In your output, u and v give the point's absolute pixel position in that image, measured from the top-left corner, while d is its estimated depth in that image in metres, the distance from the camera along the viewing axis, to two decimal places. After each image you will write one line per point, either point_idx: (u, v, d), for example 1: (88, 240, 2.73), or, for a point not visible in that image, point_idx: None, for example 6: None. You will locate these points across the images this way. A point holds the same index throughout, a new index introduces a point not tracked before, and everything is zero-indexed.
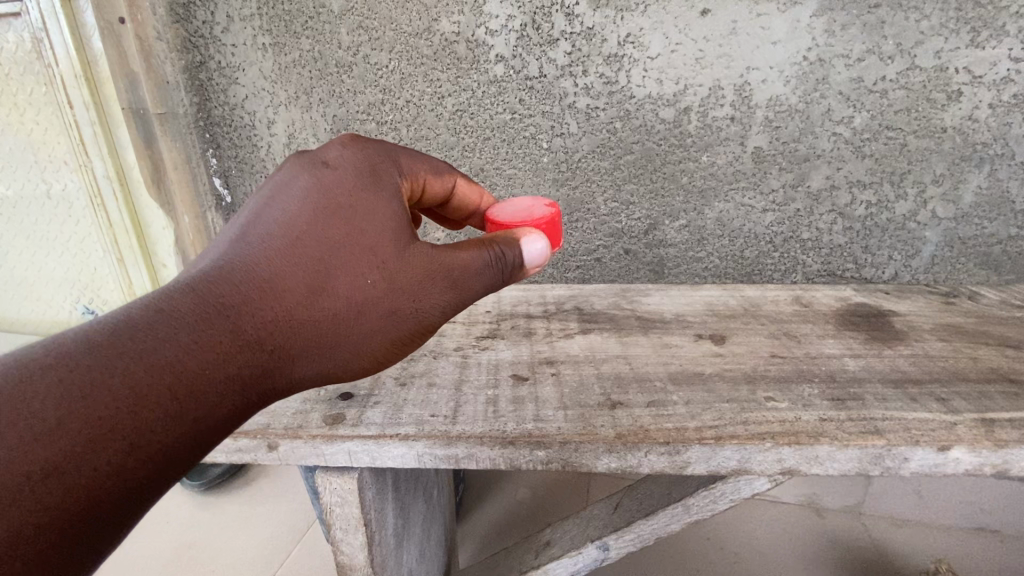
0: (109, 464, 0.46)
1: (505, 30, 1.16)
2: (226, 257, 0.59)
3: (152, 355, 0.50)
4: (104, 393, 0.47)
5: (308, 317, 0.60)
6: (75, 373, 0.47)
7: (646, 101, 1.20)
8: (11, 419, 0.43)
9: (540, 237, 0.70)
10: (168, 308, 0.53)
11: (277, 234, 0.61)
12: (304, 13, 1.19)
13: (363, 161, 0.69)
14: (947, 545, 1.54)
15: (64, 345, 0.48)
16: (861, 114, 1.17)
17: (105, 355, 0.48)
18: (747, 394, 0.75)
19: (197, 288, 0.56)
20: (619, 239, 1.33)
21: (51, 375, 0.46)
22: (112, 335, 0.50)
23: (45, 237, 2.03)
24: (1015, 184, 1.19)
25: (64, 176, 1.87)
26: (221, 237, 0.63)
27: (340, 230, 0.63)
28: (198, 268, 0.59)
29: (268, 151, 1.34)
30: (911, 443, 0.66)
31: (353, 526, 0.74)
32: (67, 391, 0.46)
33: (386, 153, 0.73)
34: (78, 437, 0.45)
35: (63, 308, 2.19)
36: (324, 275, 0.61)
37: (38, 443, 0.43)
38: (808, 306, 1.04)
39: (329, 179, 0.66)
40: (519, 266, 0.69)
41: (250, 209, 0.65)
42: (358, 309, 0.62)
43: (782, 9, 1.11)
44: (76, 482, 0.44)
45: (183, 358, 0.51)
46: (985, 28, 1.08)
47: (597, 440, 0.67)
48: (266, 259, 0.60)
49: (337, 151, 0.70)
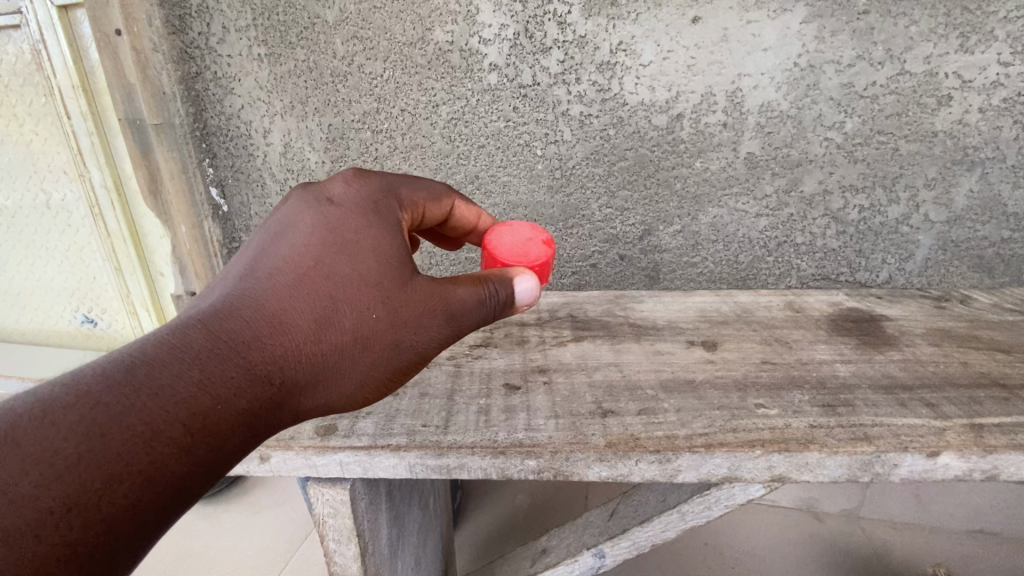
0: (126, 500, 0.46)
1: (499, 39, 1.17)
2: (236, 292, 0.60)
3: (167, 391, 0.50)
4: (122, 431, 0.47)
5: (316, 351, 0.61)
6: (93, 411, 0.47)
7: (640, 108, 1.21)
8: (34, 457, 0.44)
9: (531, 275, 0.72)
10: (180, 343, 0.54)
11: (286, 269, 0.63)
12: (298, 23, 1.20)
13: (367, 197, 0.71)
14: (947, 549, 1.54)
15: (82, 380, 0.48)
16: (852, 119, 1.18)
17: (121, 392, 0.48)
18: (738, 401, 0.76)
19: (208, 322, 0.57)
20: (614, 245, 1.34)
21: (71, 412, 0.46)
22: (127, 372, 0.50)
23: (44, 247, 2.04)
24: (1007, 187, 1.20)
25: (64, 186, 1.88)
26: (230, 272, 0.64)
27: (345, 263, 0.64)
28: (207, 301, 0.60)
29: (264, 160, 1.35)
30: (900, 449, 0.66)
31: (346, 536, 0.74)
32: (86, 428, 0.46)
33: (389, 185, 0.74)
34: (96, 474, 0.45)
35: (63, 317, 2.21)
36: (330, 309, 0.61)
37: (59, 481, 0.44)
38: (801, 311, 1.05)
39: (334, 214, 0.67)
40: (511, 303, 0.71)
41: (258, 244, 0.66)
42: (362, 340, 0.63)
43: (773, 16, 1.11)
44: (93, 517, 0.44)
45: (196, 392, 0.52)
46: (974, 34, 1.09)
47: (588, 449, 0.68)
48: (276, 292, 0.61)
49: (341, 187, 0.71)
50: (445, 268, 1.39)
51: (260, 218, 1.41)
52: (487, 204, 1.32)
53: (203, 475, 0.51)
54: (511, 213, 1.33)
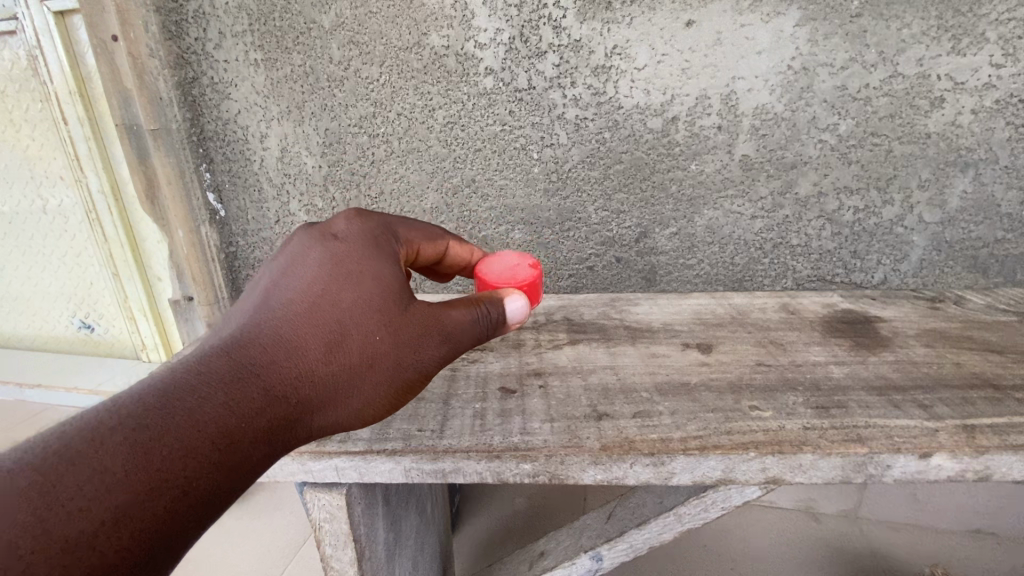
0: (160, 513, 0.48)
1: (495, 43, 1.18)
2: (250, 322, 0.62)
3: (195, 414, 0.52)
4: (159, 450, 0.49)
5: (326, 373, 0.61)
6: (135, 432, 0.49)
7: (635, 112, 1.21)
8: (86, 474, 0.46)
9: (520, 296, 0.72)
10: (205, 370, 0.56)
11: (296, 299, 0.64)
12: (294, 28, 1.20)
13: (368, 231, 0.73)
14: (945, 548, 1.54)
15: (120, 404, 0.51)
16: (846, 122, 1.18)
17: (158, 416, 0.51)
18: (732, 403, 0.76)
19: (228, 351, 0.59)
20: (610, 248, 1.34)
21: (112, 434, 0.48)
22: (162, 397, 0.52)
23: (40, 253, 2.21)
24: (1000, 189, 1.21)
25: (60, 191, 2.04)
26: (244, 305, 0.66)
27: (350, 290, 0.65)
28: (225, 333, 0.62)
29: (261, 165, 1.35)
30: (893, 450, 0.67)
31: (342, 542, 0.74)
32: (130, 447, 0.48)
33: (387, 223, 0.77)
34: (138, 489, 0.47)
35: (63, 322, 2.39)
36: (338, 332, 0.62)
37: (107, 495, 0.46)
38: (796, 313, 1.05)
39: (339, 246, 0.69)
40: (503, 322, 0.70)
41: (269, 278, 0.68)
42: (369, 362, 0.63)
43: (767, 19, 1.12)
44: (135, 528, 0.46)
45: (223, 413, 0.54)
46: (965, 36, 1.10)
47: (583, 452, 0.68)
48: (290, 320, 0.62)
49: (343, 224, 0.73)
50: None
51: (258, 222, 1.41)
52: (483, 207, 1.33)
53: (228, 491, 0.53)
54: (507, 217, 1.33)
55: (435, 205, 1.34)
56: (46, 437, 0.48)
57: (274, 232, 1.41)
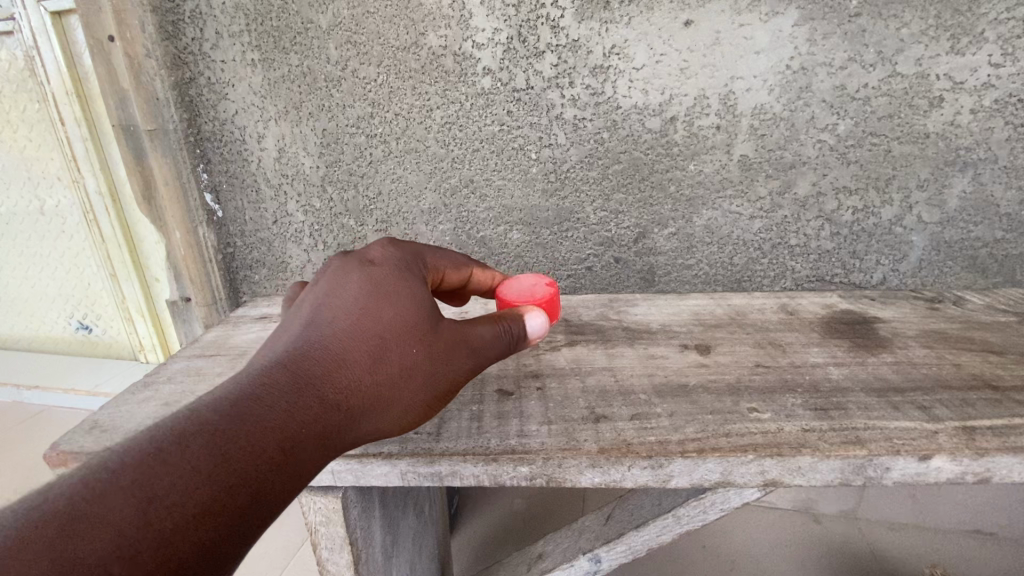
0: (236, 517, 0.48)
1: (492, 43, 1.18)
2: (300, 338, 0.63)
3: (262, 423, 0.52)
4: (235, 455, 0.49)
5: (374, 384, 0.61)
6: (214, 435, 0.49)
7: (633, 112, 1.21)
8: (176, 471, 0.46)
9: (540, 312, 0.73)
10: (265, 381, 0.56)
11: (341, 316, 0.65)
12: (291, 28, 1.20)
13: (402, 256, 0.75)
14: (943, 547, 1.54)
15: (190, 415, 0.51)
16: (844, 121, 1.18)
17: (231, 420, 0.51)
18: (731, 405, 0.76)
19: (284, 363, 0.59)
20: (608, 248, 1.34)
21: (191, 440, 0.48)
22: (231, 405, 0.52)
23: (39, 253, 2.27)
24: (1000, 188, 1.21)
25: (58, 191, 2.11)
26: (290, 324, 0.66)
27: (391, 306, 0.66)
28: (276, 349, 0.62)
29: (258, 165, 1.34)
30: (892, 453, 0.66)
31: (339, 545, 0.74)
32: (210, 448, 0.48)
33: (417, 250, 0.79)
34: (220, 490, 0.47)
35: (64, 323, 2.45)
36: (383, 346, 0.63)
37: (195, 493, 0.45)
38: (795, 314, 1.05)
39: (379, 268, 0.70)
40: (523, 338, 0.71)
41: (312, 299, 0.68)
42: (411, 374, 0.63)
43: (765, 19, 1.12)
44: (216, 531, 0.46)
45: (286, 420, 0.54)
46: (965, 35, 1.09)
47: (580, 454, 0.68)
48: (337, 335, 0.63)
49: (378, 249, 0.75)
50: None
51: (255, 223, 1.40)
52: (481, 208, 1.32)
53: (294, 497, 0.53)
54: (505, 217, 1.33)
55: (433, 206, 1.33)
56: (133, 438, 0.47)
57: (271, 233, 1.41)
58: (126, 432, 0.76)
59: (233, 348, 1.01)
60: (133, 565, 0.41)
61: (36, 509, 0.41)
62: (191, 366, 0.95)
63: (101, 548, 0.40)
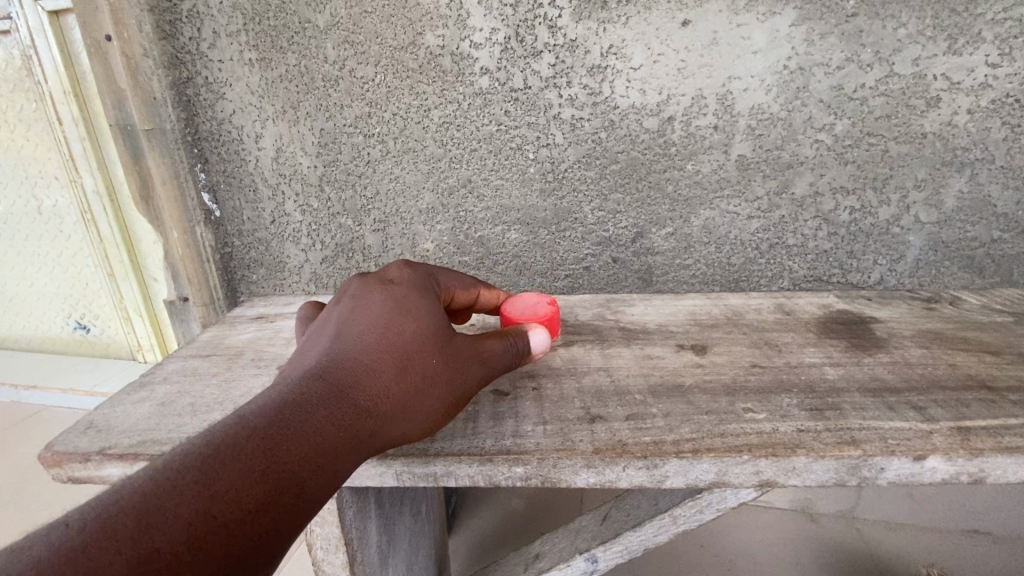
0: (282, 511, 0.52)
1: (490, 43, 1.17)
2: (331, 351, 0.67)
3: (303, 428, 0.56)
4: (281, 457, 0.53)
5: (401, 391, 0.65)
6: (261, 439, 0.53)
7: (631, 112, 1.21)
8: (230, 472, 0.50)
9: (542, 328, 0.79)
10: (303, 390, 0.61)
11: (367, 331, 0.69)
12: (288, 28, 1.20)
13: (418, 278, 0.79)
14: (941, 547, 1.54)
15: (240, 420, 0.55)
16: (842, 121, 1.18)
17: (275, 426, 0.55)
18: (727, 405, 0.76)
19: (319, 374, 0.63)
20: (606, 248, 1.34)
21: (243, 443, 0.53)
22: (275, 412, 0.57)
23: (37, 253, 2.28)
24: (997, 189, 1.21)
25: (56, 191, 2.11)
26: (320, 338, 0.70)
27: (411, 323, 0.70)
28: (309, 361, 0.66)
29: (256, 165, 1.34)
30: (887, 453, 0.66)
31: (335, 545, 0.74)
32: (259, 451, 0.53)
33: (430, 272, 0.84)
34: (270, 489, 0.52)
35: (62, 323, 2.46)
36: (406, 357, 0.67)
37: (247, 490, 0.50)
38: (792, 314, 1.05)
39: (398, 290, 0.75)
40: (527, 352, 0.77)
41: (338, 316, 0.73)
42: (432, 383, 0.67)
43: (762, 19, 1.12)
44: (266, 525, 0.51)
45: (324, 425, 0.58)
46: (962, 35, 1.09)
47: (576, 455, 0.68)
48: (364, 347, 0.67)
49: (396, 272, 0.80)
50: None
51: (253, 222, 1.40)
52: (478, 208, 1.32)
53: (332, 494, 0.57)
54: (503, 217, 1.32)
55: (430, 205, 1.33)
56: (190, 443, 0.52)
57: (269, 233, 1.40)
58: (120, 433, 0.76)
59: (229, 348, 1.01)
60: (199, 554, 0.45)
61: (112, 503, 0.45)
62: (186, 367, 0.95)
63: (173, 538, 0.44)
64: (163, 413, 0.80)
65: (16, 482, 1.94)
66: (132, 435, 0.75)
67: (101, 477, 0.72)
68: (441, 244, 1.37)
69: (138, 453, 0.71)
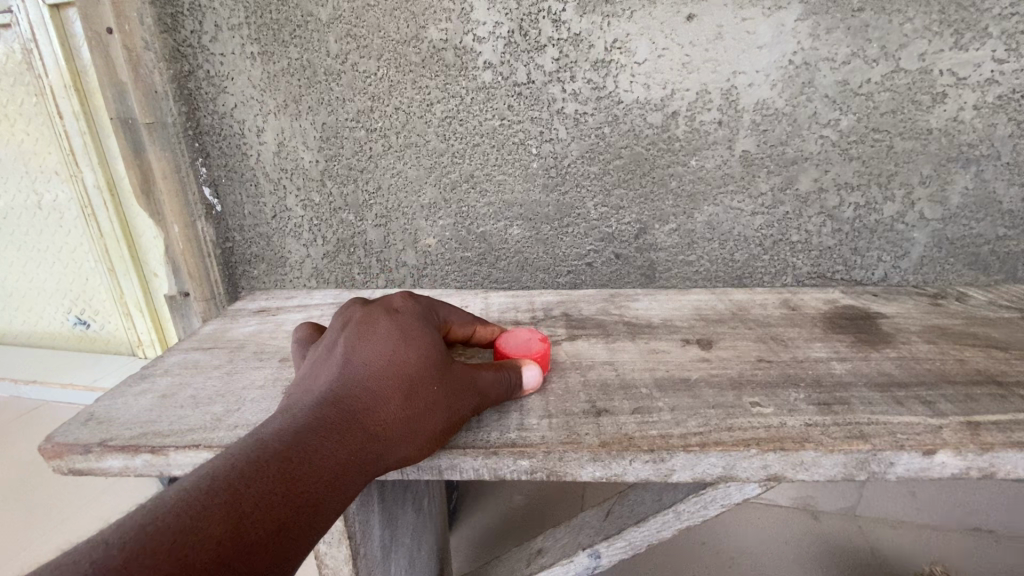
0: (296, 537, 0.52)
1: (493, 37, 1.17)
2: (335, 379, 0.65)
3: (317, 453, 0.57)
4: (301, 481, 0.54)
5: (405, 418, 0.63)
6: (272, 468, 0.53)
7: (635, 106, 1.20)
8: (245, 499, 0.50)
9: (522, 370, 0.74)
10: (310, 419, 0.60)
11: (372, 358, 0.67)
12: (291, 21, 1.19)
13: (421, 306, 0.77)
14: (943, 546, 1.54)
15: (253, 449, 0.55)
16: (847, 117, 1.17)
17: (285, 456, 0.55)
18: (733, 399, 0.75)
19: (324, 402, 0.62)
20: (609, 244, 1.33)
21: (265, 468, 0.53)
22: (284, 441, 0.56)
23: (37, 248, 2.27)
24: (1003, 185, 1.20)
25: (55, 186, 2.10)
26: (324, 364, 0.69)
27: (415, 348, 0.68)
28: (314, 389, 0.65)
29: (257, 159, 1.33)
30: (896, 447, 0.65)
31: (337, 539, 0.73)
32: (270, 481, 0.52)
33: (431, 303, 0.82)
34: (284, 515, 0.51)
35: (61, 319, 2.45)
36: (410, 383, 0.65)
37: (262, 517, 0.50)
38: (797, 309, 1.04)
39: (401, 315, 0.73)
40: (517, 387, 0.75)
41: (342, 343, 0.71)
42: (436, 408, 0.65)
43: (767, 14, 1.11)
44: (284, 546, 0.51)
45: (332, 452, 0.57)
46: (969, 31, 1.09)
47: (581, 448, 0.67)
48: (369, 374, 0.65)
49: (399, 299, 0.78)
50: (440, 266, 1.40)
51: (254, 217, 1.39)
52: (480, 203, 1.31)
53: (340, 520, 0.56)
54: (505, 212, 1.32)
55: (432, 201, 1.32)
56: (204, 471, 0.52)
57: (270, 228, 1.40)
58: (121, 424, 0.75)
59: (230, 342, 1.01)
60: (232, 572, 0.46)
61: (145, 524, 0.45)
62: (187, 359, 0.94)
63: (204, 557, 0.45)
64: (164, 405, 0.80)
65: (15, 475, 1.95)
66: (133, 426, 0.75)
67: (102, 469, 0.72)
68: (443, 240, 1.37)
69: (139, 445, 0.71)
